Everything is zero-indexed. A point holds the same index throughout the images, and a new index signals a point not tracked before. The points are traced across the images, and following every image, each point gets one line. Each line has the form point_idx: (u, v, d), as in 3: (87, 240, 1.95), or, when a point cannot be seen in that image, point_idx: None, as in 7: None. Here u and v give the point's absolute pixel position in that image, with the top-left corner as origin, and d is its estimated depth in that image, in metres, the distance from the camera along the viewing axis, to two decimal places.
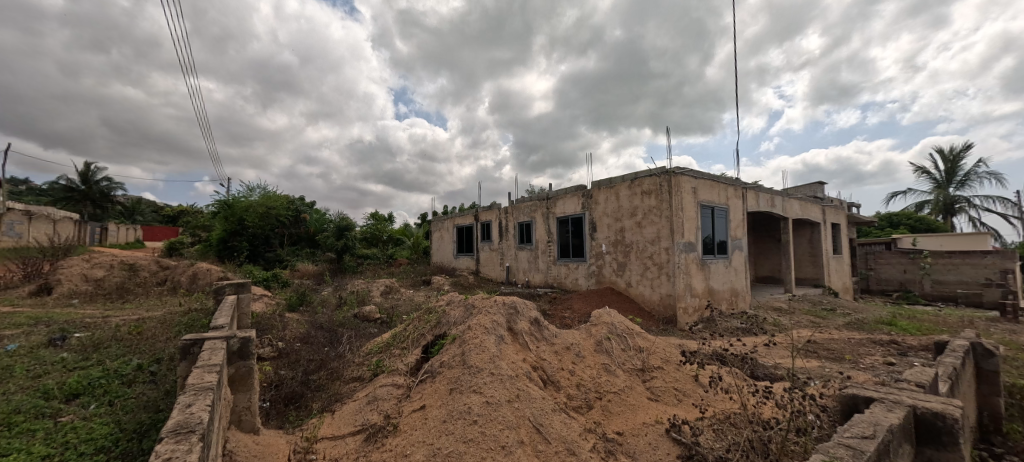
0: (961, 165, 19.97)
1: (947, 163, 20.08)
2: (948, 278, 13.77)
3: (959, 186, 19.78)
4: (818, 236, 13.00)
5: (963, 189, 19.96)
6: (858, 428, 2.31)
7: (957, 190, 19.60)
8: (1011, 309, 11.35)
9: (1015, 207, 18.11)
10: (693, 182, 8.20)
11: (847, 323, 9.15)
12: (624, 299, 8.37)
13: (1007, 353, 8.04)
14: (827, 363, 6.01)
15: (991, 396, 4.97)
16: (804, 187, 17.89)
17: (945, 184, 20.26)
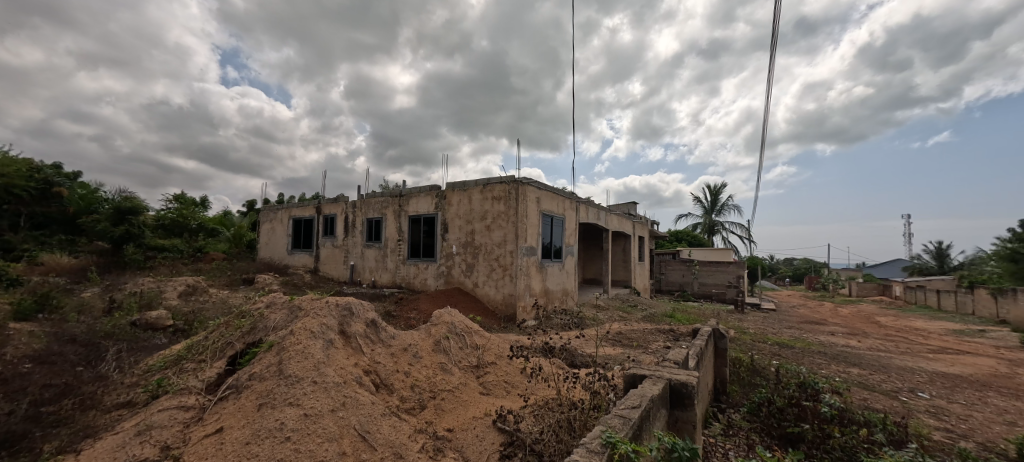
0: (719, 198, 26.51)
1: (711, 196, 26.44)
2: (708, 281, 18.10)
3: (718, 213, 26.27)
4: (630, 246, 15.61)
5: (720, 216, 26.48)
6: (629, 400, 2.82)
7: (717, 216, 25.87)
8: (742, 304, 15.55)
9: (747, 232, 24.89)
10: (537, 192, 8.94)
11: (643, 316, 11.23)
12: (468, 298, 8.61)
13: (737, 336, 11.00)
14: (626, 349, 7.24)
15: (722, 366, 6.73)
16: (621, 205, 21.30)
17: (710, 211, 26.54)
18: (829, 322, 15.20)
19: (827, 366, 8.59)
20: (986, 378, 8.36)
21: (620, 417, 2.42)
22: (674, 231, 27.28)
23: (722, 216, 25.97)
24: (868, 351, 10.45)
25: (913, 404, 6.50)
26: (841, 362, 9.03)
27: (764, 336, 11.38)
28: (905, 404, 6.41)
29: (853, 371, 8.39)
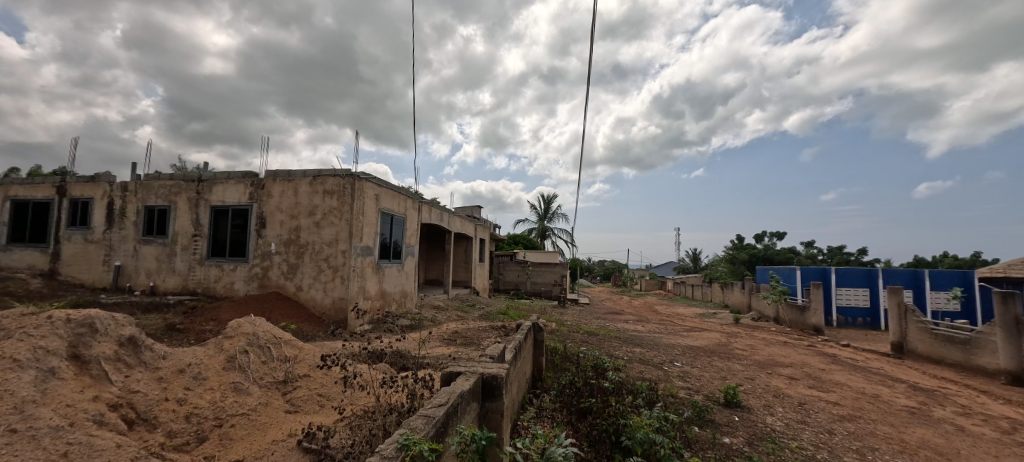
0: (551, 207, 29.47)
1: (545, 205, 29.18)
2: (538, 280, 19.97)
3: (549, 220, 29.17)
4: (471, 247, 16.03)
5: (551, 222, 29.50)
6: (438, 399, 2.85)
7: (549, 222, 28.72)
8: (564, 299, 17.64)
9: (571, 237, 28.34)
10: (377, 189, 8.38)
11: (480, 315, 11.64)
12: (286, 302, 7.47)
13: (557, 328, 12.39)
14: (458, 347, 7.35)
15: (540, 356, 7.43)
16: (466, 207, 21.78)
17: (543, 218, 29.32)
18: (625, 312, 18.47)
19: (620, 348, 10.43)
20: (715, 347, 11.39)
21: (423, 415, 2.42)
22: (511, 234, 29.18)
23: (553, 223, 28.96)
24: (648, 334, 13.08)
25: (670, 371, 8.41)
26: (629, 344, 11.09)
27: (576, 326, 13.14)
28: (666, 372, 8.23)
29: (637, 350, 10.39)
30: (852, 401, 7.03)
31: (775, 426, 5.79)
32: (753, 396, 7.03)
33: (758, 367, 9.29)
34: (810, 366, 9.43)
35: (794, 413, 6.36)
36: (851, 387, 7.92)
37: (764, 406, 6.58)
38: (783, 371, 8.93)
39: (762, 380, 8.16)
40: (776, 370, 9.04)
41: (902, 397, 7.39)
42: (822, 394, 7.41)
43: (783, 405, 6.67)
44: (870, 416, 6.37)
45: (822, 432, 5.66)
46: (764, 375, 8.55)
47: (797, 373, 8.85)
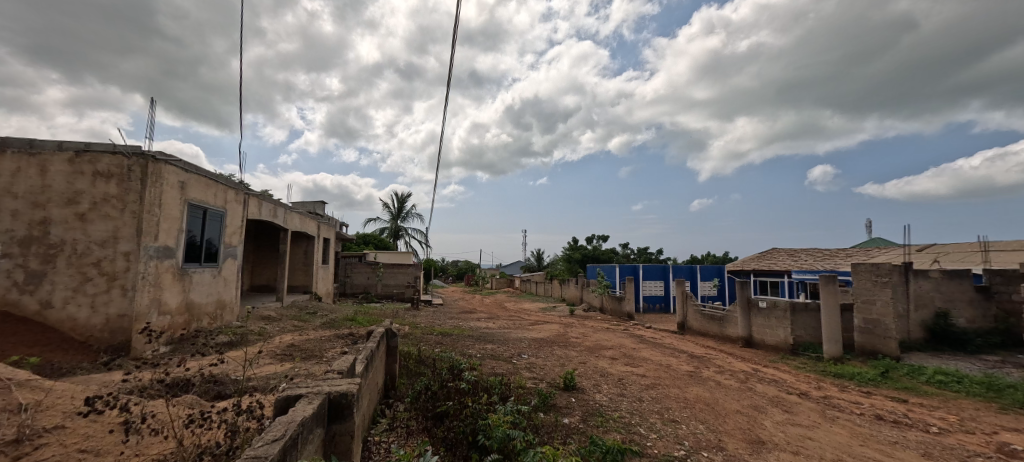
0: (405, 206, 28.37)
1: (398, 204, 27.94)
2: (389, 281, 19.00)
3: (403, 220, 28.02)
4: (312, 248, 14.25)
5: (405, 222, 28.40)
6: (270, 432, 2.30)
7: (403, 222, 27.59)
8: (417, 301, 17.12)
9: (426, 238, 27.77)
10: (182, 175, 6.70)
11: (322, 323, 10.39)
12: (19, 326, 5.19)
13: (410, 331, 11.91)
14: (294, 363, 6.36)
15: (393, 363, 6.93)
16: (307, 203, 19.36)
17: (396, 217, 28.02)
18: (478, 311, 18.91)
19: (472, 346, 10.56)
20: (555, 337, 12.48)
21: (248, 456, 1.89)
22: (361, 234, 27.12)
23: (407, 222, 27.92)
24: (499, 330, 13.60)
25: (517, 363, 8.84)
26: (480, 341, 11.33)
27: (429, 328, 12.88)
28: (514, 365, 8.63)
29: (489, 346, 10.66)
30: (654, 372, 8.46)
31: (602, 401, 6.54)
32: (583, 378, 7.87)
33: (588, 351, 10.50)
34: (627, 347, 11.09)
35: (615, 387, 7.32)
36: (654, 360, 9.53)
37: (593, 385, 7.42)
38: (607, 353, 10.27)
39: (590, 362, 9.23)
40: (602, 353, 10.35)
41: (685, 364, 9.20)
42: (635, 369, 8.73)
43: (604, 382, 7.64)
44: (665, 382, 7.74)
45: (634, 401, 6.62)
46: (592, 358, 9.70)
47: (617, 354, 10.30)
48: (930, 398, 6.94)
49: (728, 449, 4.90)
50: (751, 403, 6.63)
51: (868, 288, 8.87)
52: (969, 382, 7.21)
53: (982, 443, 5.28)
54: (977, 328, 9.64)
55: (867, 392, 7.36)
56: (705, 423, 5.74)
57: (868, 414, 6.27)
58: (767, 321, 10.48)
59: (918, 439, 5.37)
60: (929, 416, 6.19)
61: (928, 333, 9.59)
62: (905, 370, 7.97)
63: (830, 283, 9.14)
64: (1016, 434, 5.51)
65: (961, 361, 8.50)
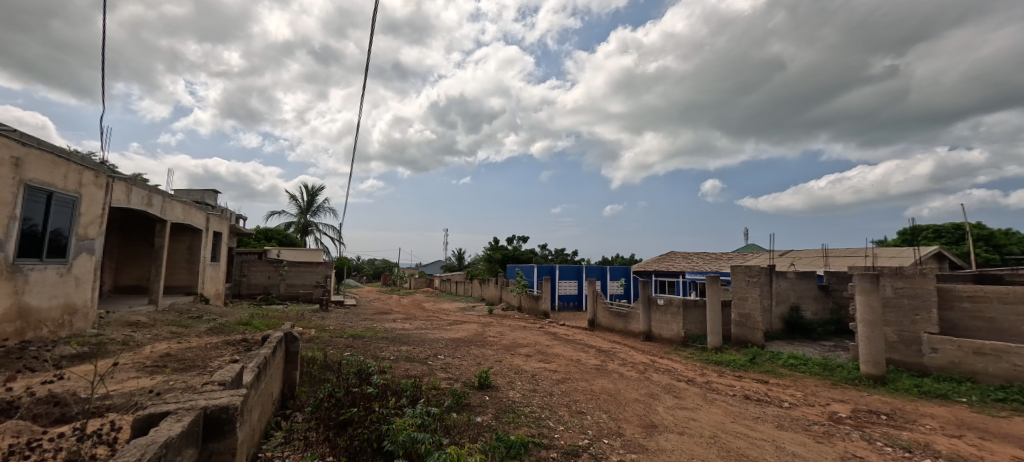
0: (315, 200, 26.30)
1: (307, 197, 25.81)
2: (294, 281, 17.49)
3: (312, 215, 25.96)
4: (198, 243, 12.58)
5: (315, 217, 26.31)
6: (123, 457, 2.00)
7: (312, 217, 25.53)
8: (326, 302, 15.99)
9: (338, 234, 26.03)
10: (16, 151, 5.49)
11: (208, 328, 9.22)
12: None
13: (316, 334, 11.07)
14: (169, 375, 5.56)
15: (292, 370, 6.38)
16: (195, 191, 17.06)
17: (305, 211, 25.86)
18: (394, 311, 18.23)
19: (386, 348, 10.14)
20: (472, 337, 12.50)
21: None
22: (262, 228, 24.55)
23: (317, 217, 25.90)
24: (415, 331, 13.24)
25: (433, 364, 8.69)
26: (395, 342, 10.93)
27: (339, 330, 12.11)
28: (429, 366, 8.46)
29: (403, 348, 10.32)
30: (565, 367, 8.88)
31: (515, 398, 6.69)
32: (499, 376, 7.99)
33: (504, 350, 10.69)
34: (541, 344, 11.51)
35: (528, 384, 7.54)
36: (565, 356, 10.00)
37: (506, 382, 7.56)
38: (522, 351, 10.55)
39: (506, 360, 9.41)
40: (518, 350, 10.61)
41: (593, 359, 9.79)
42: (546, 365, 9.08)
43: (518, 379, 7.84)
44: (574, 376, 8.17)
45: (545, 396, 6.88)
46: (508, 356, 9.89)
47: (532, 351, 10.63)
48: (786, 378, 8.21)
49: (625, 435, 5.30)
50: (647, 391, 7.26)
51: (743, 287, 10.22)
52: (812, 364, 8.66)
53: (820, 413, 6.38)
54: (821, 319, 11.66)
55: (740, 376, 8.48)
56: (607, 412, 6.17)
57: (739, 395, 7.23)
58: (663, 316, 11.56)
59: (776, 414, 6.32)
60: (784, 394, 7.32)
61: (786, 324, 11.34)
62: (768, 356, 9.33)
63: (714, 282, 10.36)
64: (844, 404, 6.75)
65: (809, 347, 10.20)
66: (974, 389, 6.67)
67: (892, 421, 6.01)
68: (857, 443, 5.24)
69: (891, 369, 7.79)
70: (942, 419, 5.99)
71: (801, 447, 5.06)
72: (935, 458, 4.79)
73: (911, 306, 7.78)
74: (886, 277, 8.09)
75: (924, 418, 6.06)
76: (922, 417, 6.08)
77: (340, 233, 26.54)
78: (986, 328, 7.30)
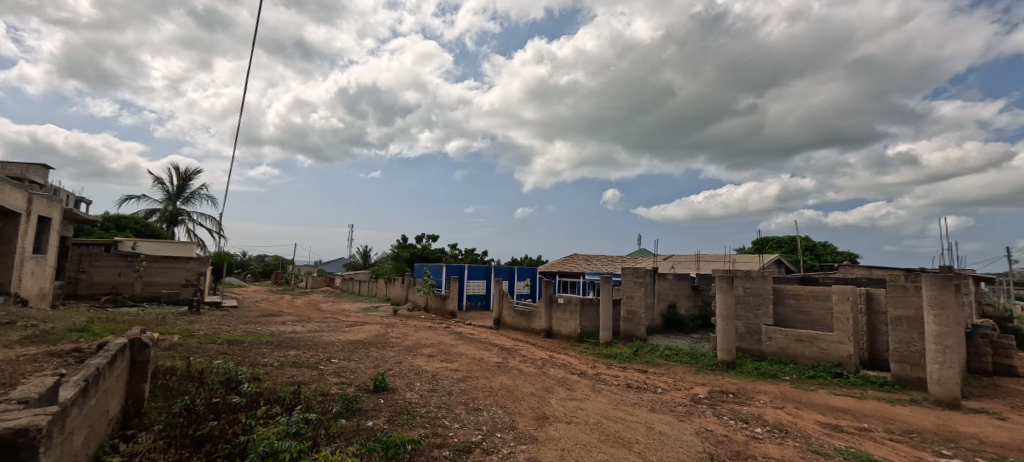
0: (189, 185, 22.76)
1: (179, 181, 22.22)
2: (155, 280, 14.98)
3: (185, 202, 22.41)
4: (15, 230, 10.06)
5: (187, 205, 22.73)
6: None
7: (183, 205, 22.04)
8: (197, 304, 13.95)
9: (217, 226, 22.86)
10: None
11: (24, 337, 7.43)
12: None
13: (181, 340, 9.59)
14: None
15: (140, 383, 5.44)
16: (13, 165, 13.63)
17: (174, 198, 22.22)
18: (283, 313, 16.60)
19: (270, 354, 9.17)
20: (373, 338, 11.93)
21: None
22: (112, 215, 20.51)
23: (190, 206, 22.41)
24: (307, 333, 12.21)
25: (326, 369, 8.11)
26: (283, 347, 9.95)
27: (213, 335, 10.64)
28: (321, 371, 7.87)
29: (291, 353, 9.45)
30: (467, 366, 8.95)
31: (411, 399, 6.55)
32: (399, 378, 7.76)
33: (406, 351, 10.39)
34: (445, 344, 11.43)
35: (426, 384, 7.44)
36: (467, 355, 10.08)
37: (404, 384, 7.38)
38: (425, 351, 10.37)
39: (407, 362, 9.16)
40: (420, 351, 10.41)
41: (495, 356, 10.01)
42: (448, 364, 9.05)
43: (418, 380, 7.69)
44: (474, 374, 8.27)
45: (442, 395, 6.85)
46: (410, 357, 9.65)
47: (435, 351, 10.51)
48: (661, 367, 9.27)
49: (518, 427, 5.51)
50: (542, 385, 7.63)
51: (631, 286, 11.28)
52: (682, 353, 9.90)
53: (684, 396, 7.33)
54: (692, 315, 13.37)
55: (624, 367, 9.37)
56: (503, 407, 6.36)
57: (621, 384, 7.97)
58: (562, 314, 12.25)
59: (650, 399, 7.10)
60: (658, 381, 8.26)
61: (666, 320, 12.79)
62: (648, 348, 10.44)
63: (607, 282, 11.27)
64: (704, 386, 7.85)
65: (681, 339, 11.64)
66: (796, 369, 8.23)
67: (736, 398, 7.15)
68: (708, 419, 6.12)
69: (740, 356, 9.26)
70: (772, 394, 7.30)
71: (666, 425, 5.73)
72: (764, 427, 5.81)
73: (756, 302, 9.32)
74: (738, 279, 9.59)
75: (760, 394, 7.32)
76: (758, 394, 7.33)
77: (219, 224, 23.31)
78: (806, 320, 9.06)
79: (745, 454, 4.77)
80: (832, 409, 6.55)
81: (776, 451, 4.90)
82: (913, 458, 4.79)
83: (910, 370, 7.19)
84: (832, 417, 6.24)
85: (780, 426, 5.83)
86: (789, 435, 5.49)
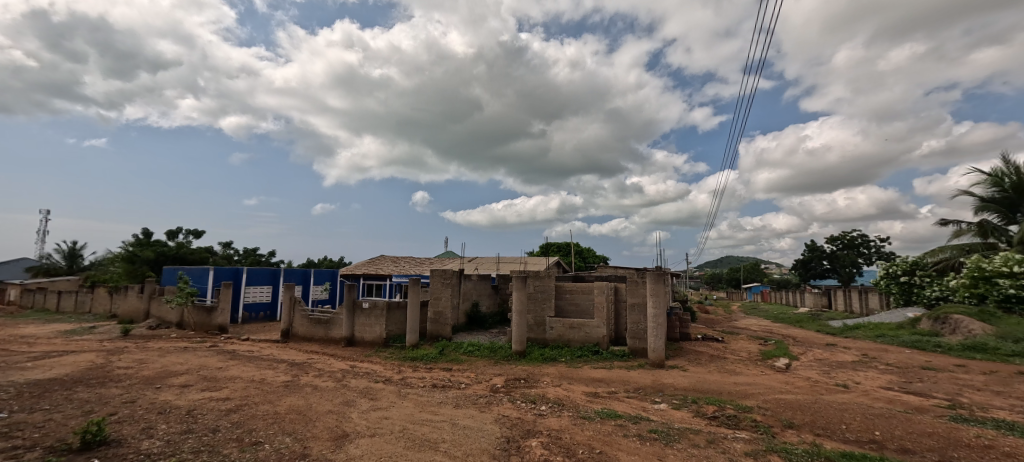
0: None
1: None
2: None
3: None
4: None
5: None
6: None
7: None
8: None
9: None
10: None
11: None
12: None
13: None
14: None
15: None
16: None
17: None
18: None
19: None
20: (83, 373, 8.82)
21: None
22: None
23: None
24: None
25: None
26: None
27: None
28: None
29: None
30: (240, 392, 7.48)
31: (150, 450, 4.86)
32: (127, 424, 5.68)
33: (142, 385, 7.92)
34: (207, 368, 9.38)
35: (179, 425, 5.73)
36: (240, 378, 8.56)
37: (139, 431, 5.45)
38: (173, 381, 8.16)
39: (145, 399, 6.92)
40: (165, 382, 8.13)
41: (281, 375, 8.87)
42: (213, 394, 7.37)
43: (166, 421, 5.86)
44: (254, 400, 6.99)
45: (203, 436, 5.42)
46: (150, 392, 7.35)
47: (191, 380, 8.43)
48: (464, 364, 10.04)
49: (311, 454, 4.97)
50: (343, 400, 7.22)
51: (439, 287, 11.79)
52: (483, 348, 10.94)
53: (484, 387, 8.18)
54: (491, 312, 14.80)
55: (430, 367, 9.79)
56: (291, 434, 5.56)
57: (427, 386, 8.30)
58: (367, 319, 11.85)
59: (455, 396, 7.65)
60: (462, 377, 8.94)
61: (469, 318, 13.81)
62: (453, 346, 11.13)
63: (416, 284, 11.50)
64: (501, 376, 8.91)
65: (482, 335, 12.79)
66: (569, 351, 10.18)
67: (525, 383, 8.40)
68: (506, 405, 7.02)
69: (530, 345, 10.81)
70: (553, 375, 8.86)
71: (469, 419, 6.32)
72: (547, 404, 7.04)
73: (543, 298, 11.08)
74: (530, 278, 11.16)
75: (544, 376, 8.77)
76: (543, 376, 8.80)
77: None
78: (577, 310, 11.29)
79: (533, 430, 5.70)
80: (593, 380, 8.41)
81: (556, 423, 6.02)
82: (640, 408, 6.62)
83: (637, 343, 9.83)
84: (593, 387, 8.01)
85: (559, 401, 7.18)
86: (564, 407, 6.83)
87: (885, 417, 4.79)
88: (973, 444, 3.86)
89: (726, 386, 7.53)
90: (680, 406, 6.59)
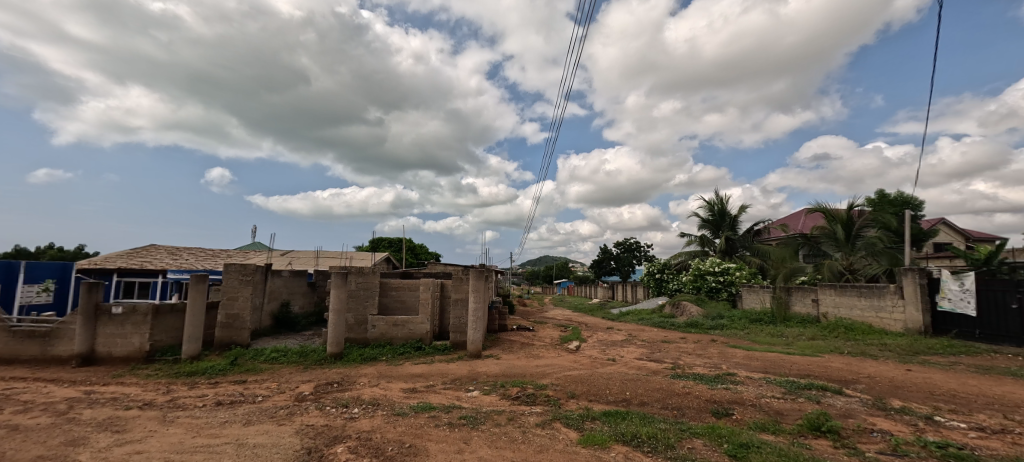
0: None
1: None
2: None
3: None
4: None
5: None
6: None
7: None
8: None
9: None
10: None
11: None
12: None
13: None
14: None
15: None
16: None
17: None
18: None
19: None
20: None
21: None
22: None
23: None
24: None
25: None
26: None
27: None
28: None
29: None
30: None
31: None
32: None
33: None
34: None
35: None
36: None
37: None
38: None
39: None
40: None
41: None
42: None
43: None
44: None
45: None
46: None
47: None
48: (264, 373, 8.77)
49: None
50: (66, 439, 5.42)
51: (235, 286, 10.00)
52: (291, 353, 9.73)
53: (287, 397, 7.32)
54: (305, 312, 13.30)
55: (215, 382, 8.21)
56: None
57: (209, 404, 6.96)
58: (120, 329, 9.20)
59: (246, 412, 6.60)
60: (259, 389, 7.78)
61: (275, 321, 12.10)
62: (249, 355, 9.57)
63: (200, 283, 9.47)
64: (309, 383, 8.10)
65: (291, 338, 11.40)
66: (390, 350, 9.94)
67: (338, 387, 7.85)
68: (310, 414, 6.43)
69: (347, 346, 10.11)
70: (370, 375, 8.52)
71: (262, 436, 5.56)
72: (361, 406, 6.76)
73: (364, 296, 10.49)
74: (352, 275, 10.44)
75: (360, 378, 8.36)
76: (359, 378, 8.38)
77: None
78: (401, 307, 11.12)
79: (340, 436, 5.40)
80: (411, 376, 8.44)
81: (366, 424, 5.84)
82: (454, 398, 6.98)
83: (458, 337, 10.28)
84: (411, 383, 8.03)
85: (374, 401, 6.97)
86: (378, 407, 6.67)
87: (633, 382, 6.23)
88: (680, 392, 5.35)
89: (529, 369, 8.59)
90: (489, 392, 7.18)
